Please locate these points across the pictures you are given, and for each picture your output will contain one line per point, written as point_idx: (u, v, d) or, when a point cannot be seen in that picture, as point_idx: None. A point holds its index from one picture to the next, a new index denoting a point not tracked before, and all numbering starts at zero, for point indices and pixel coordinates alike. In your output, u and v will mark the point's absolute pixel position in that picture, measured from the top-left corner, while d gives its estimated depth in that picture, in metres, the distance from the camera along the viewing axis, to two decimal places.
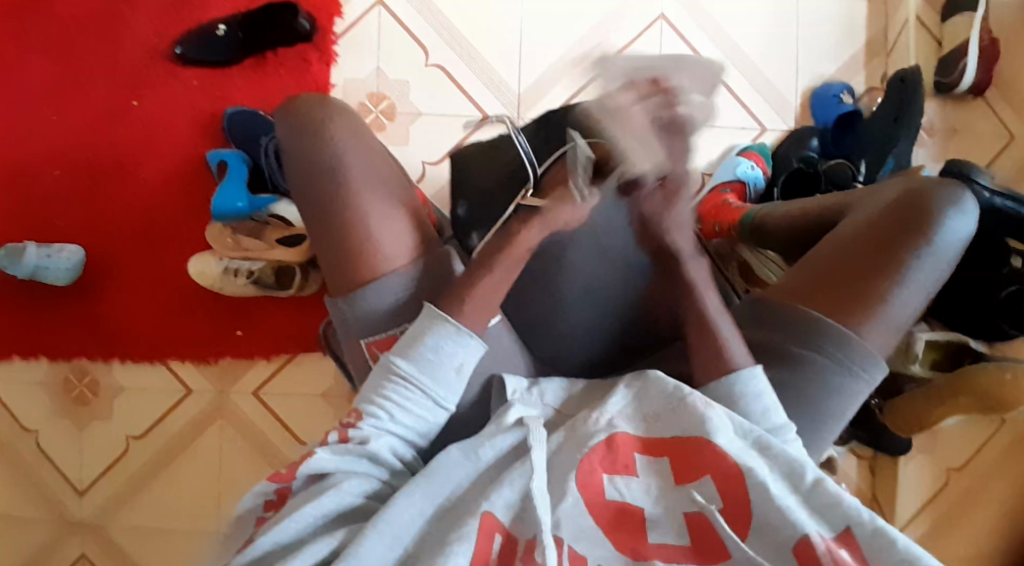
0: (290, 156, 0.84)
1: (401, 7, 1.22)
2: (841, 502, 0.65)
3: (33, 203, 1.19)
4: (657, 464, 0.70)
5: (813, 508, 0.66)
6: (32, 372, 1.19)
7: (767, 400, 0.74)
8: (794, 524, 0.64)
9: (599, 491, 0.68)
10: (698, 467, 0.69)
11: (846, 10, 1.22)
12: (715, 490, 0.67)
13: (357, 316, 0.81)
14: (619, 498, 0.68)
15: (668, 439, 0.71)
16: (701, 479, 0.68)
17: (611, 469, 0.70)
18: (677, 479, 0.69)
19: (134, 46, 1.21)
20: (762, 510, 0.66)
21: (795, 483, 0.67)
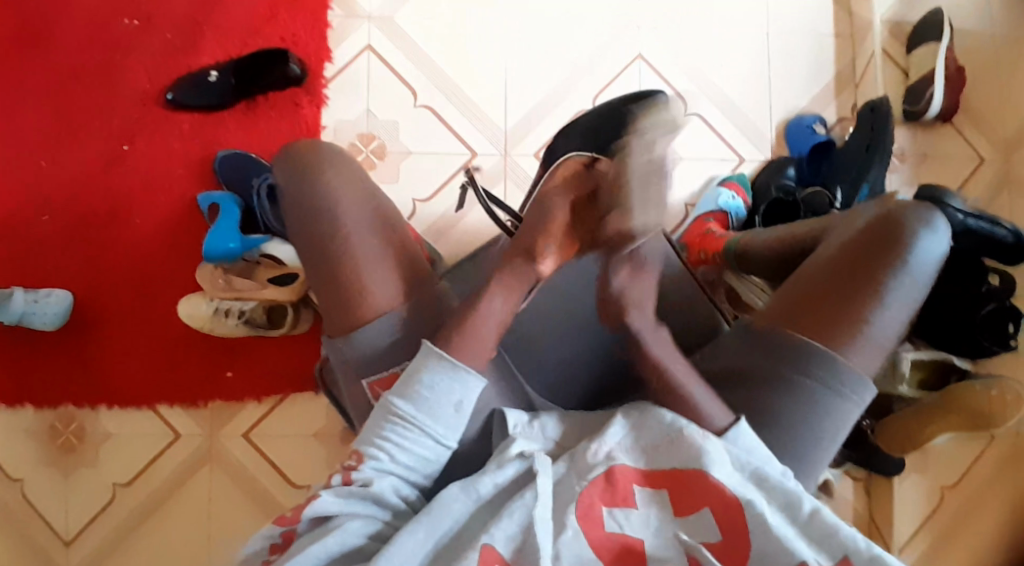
0: (291, 200, 0.87)
1: (388, 50, 1.25)
2: (837, 533, 0.68)
3: (19, 249, 1.19)
4: (654, 496, 0.71)
5: (810, 538, 0.69)
6: (17, 419, 1.16)
7: (757, 450, 0.76)
8: (793, 551, 0.66)
9: (599, 527, 0.69)
10: (696, 499, 0.70)
11: (817, 45, 1.27)
12: (714, 523, 0.69)
13: (358, 357, 0.83)
14: (618, 530, 0.69)
15: (665, 472, 0.73)
16: (700, 512, 0.70)
17: (610, 502, 0.71)
18: (676, 512, 0.70)
19: (124, 92, 1.23)
20: (761, 541, 0.67)
21: (793, 515, 0.69)
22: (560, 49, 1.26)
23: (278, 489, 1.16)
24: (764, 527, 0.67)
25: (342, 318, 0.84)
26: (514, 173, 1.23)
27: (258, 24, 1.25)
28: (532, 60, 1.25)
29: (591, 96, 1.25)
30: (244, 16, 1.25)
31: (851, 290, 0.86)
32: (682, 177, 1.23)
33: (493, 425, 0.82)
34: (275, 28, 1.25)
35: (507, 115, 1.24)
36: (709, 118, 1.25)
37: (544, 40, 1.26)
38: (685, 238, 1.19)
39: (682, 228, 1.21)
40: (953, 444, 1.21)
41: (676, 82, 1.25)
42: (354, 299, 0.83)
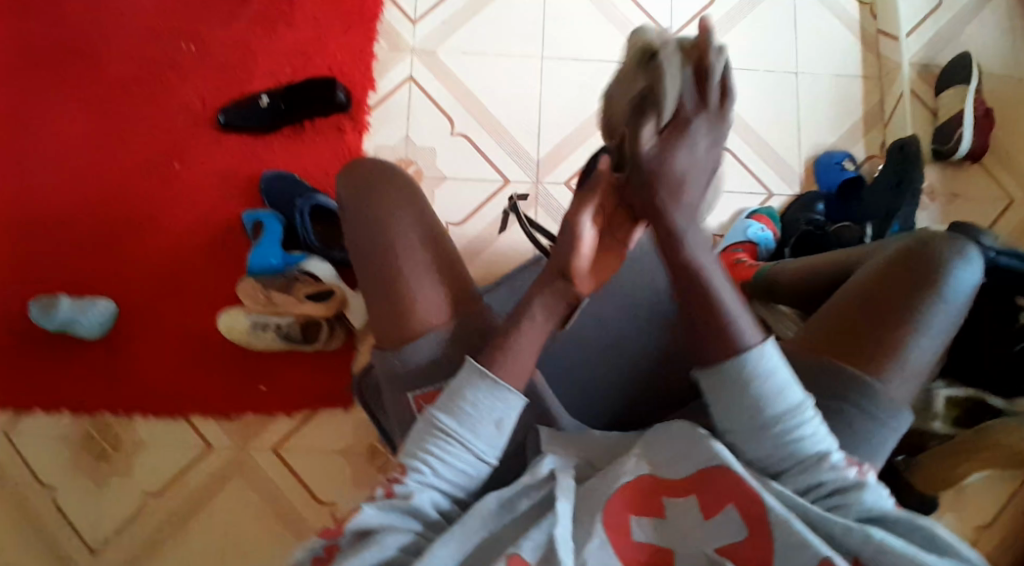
0: (349, 220, 0.93)
1: (430, 82, 1.30)
2: (850, 523, 0.68)
3: (68, 258, 1.23)
4: (684, 503, 0.72)
5: (827, 530, 0.69)
6: (53, 424, 1.19)
7: (780, 378, 0.73)
8: (813, 546, 0.66)
9: (626, 537, 0.71)
10: (722, 496, 0.71)
11: (844, 87, 1.31)
12: (741, 522, 0.69)
13: (404, 370, 0.86)
14: (644, 538, 0.71)
15: (688, 480, 0.73)
16: (725, 509, 0.70)
17: (638, 509, 0.72)
18: (706, 512, 0.71)
19: (177, 113, 1.29)
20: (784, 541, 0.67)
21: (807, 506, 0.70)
22: (594, 83, 1.30)
23: (303, 504, 1.17)
24: (784, 521, 0.68)
25: (390, 332, 0.87)
26: (547, 200, 1.26)
27: (307, 52, 1.31)
28: (567, 93, 1.30)
29: None
30: (293, 46, 1.31)
31: (887, 319, 0.86)
32: (713, 208, 1.27)
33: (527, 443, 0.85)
34: (324, 57, 1.31)
35: (541, 144, 1.28)
36: (739, 154, 1.28)
37: (580, 75, 1.31)
38: None
39: (712, 255, 1.24)
40: (984, 484, 1.19)
41: None
42: (403, 315, 0.87)
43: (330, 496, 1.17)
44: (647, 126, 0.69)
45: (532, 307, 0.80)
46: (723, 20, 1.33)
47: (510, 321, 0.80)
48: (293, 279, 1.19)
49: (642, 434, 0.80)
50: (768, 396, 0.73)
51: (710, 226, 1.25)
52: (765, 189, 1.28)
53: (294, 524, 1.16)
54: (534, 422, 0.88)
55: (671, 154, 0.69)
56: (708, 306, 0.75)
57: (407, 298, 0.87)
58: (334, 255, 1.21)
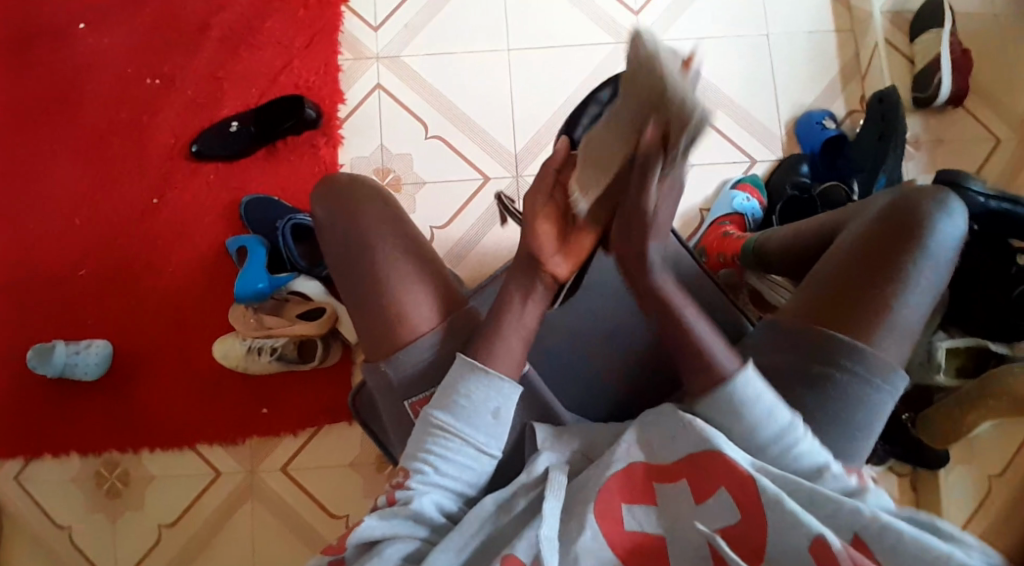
0: (327, 237, 0.91)
1: (398, 87, 1.29)
2: (848, 509, 0.66)
3: (60, 304, 1.24)
4: (674, 488, 0.71)
5: (827, 512, 0.67)
6: (63, 468, 1.20)
7: (768, 401, 0.72)
8: (806, 525, 0.64)
9: (619, 526, 0.70)
10: (712, 480, 0.69)
11: (818, 42, 1.27)
12: (733, 503, 0.68)
13: (398, 379, 0.85)
14: (638, 528, 0.70)
15: (680, 463, 0.72)
16: (717, 491, 0.69)
17: (630, 498, 0.71)
18: (697, 497, 0.69)
19: (152, 148, 1.29)
20: (779, 530, 0.65)
21: (799, 494, 0.68)
22: (562, 72, 1.28)
23: (317, 520, 1.17)
24: (776, 500, 0.66)
25: (380, 342, 0.86)
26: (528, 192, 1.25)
27: (272, 73, 1.30)
28: (536, 84, 1.28)
29: None
30: (258, 66, 1.31)
31: (874, 283, 0.84)
32: (696, 183, 1.24)
33: (525, 439, 0.83)
34: (290, 75, 1.30)
35: (515, 138, 1.27)
36: (718, 124, 1.25)
37: (548, 64, 1.29)
38: (704, 242, 1.19)
39: (699, 231, 1.21)
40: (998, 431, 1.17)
41: None
42: (389, 326, 0.86)
43: (343, 510, 1.18)
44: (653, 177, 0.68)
45: (506, 313, 0.81)
46: None
47: (493, 318, 0.81)
48: (284, 300, 1.19)
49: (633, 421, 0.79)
50: (757, 409, 0.72)
51: (695, 201, 1.23)
52: (747, 156, 1.25)
53: (310, 540, 1.16)
54: (528, 419, 0.86)
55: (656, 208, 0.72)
56: (691, 352, 0.76)
57: (393, 308, 0.86)
58: (319, 273, 1.20)
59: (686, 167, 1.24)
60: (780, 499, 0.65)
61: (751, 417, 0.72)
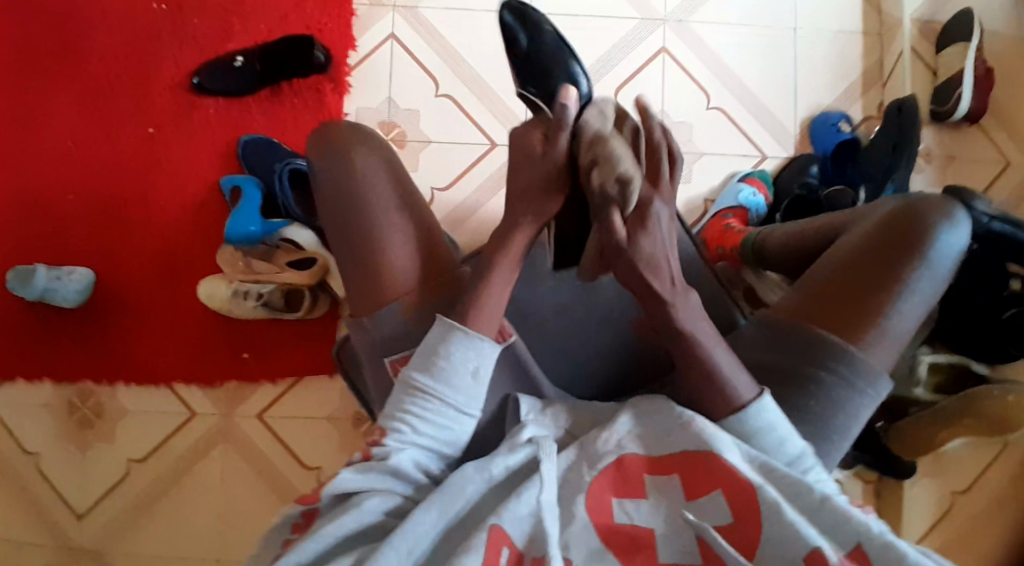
0: (320, 180, 0.90)
1: (412, 39, 1.25)
2: (850, 519, 0.67)
3: (45, 226, 1.21)
4: (665, 482, 0.72)
5: (825, 521, 0.68)
6: (35, 393, 1.18)
7: (783, 430, 0.74)
8: (804, 537, 0.66)
9: (608, 517, 0.71)
10: (710, 480, 0.70)
11: (843, 41, 1.25)
12: (727, 504, 0.69)
13: (380, 337, 0.85)
14: (628, 522, 0.71)
15: (670, 458, 0.73)
16: (712, 492, 0.70)
17: (620, 493, 0.72)
18: (688, 495, 0.71)
19: (151, 75, 1.24)
20: (775, 536, 0.67)
21: (803, 502, 0.69)
22: (587, 39, 1.24)
23: (289, 470, 1.17)
24: (776, 508, 0.67)
25: (368, 299, 0.86)
26: None
27: (283, 10, 1.26)
28: None
29: (613, 88, 1.22)
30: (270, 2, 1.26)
31: (871, 284, 0.84)
32: (704, 172, 1.22)
33: (506, 409, 0.83)
34: (301, 14, 1.25)
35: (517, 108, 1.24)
36: (732, 114, 1.23)
37: (571, 29, 1.24)
38: (705, 234, 1.18)
39: (702, 221, 1.20)
40: (969, 449, 1.19)
41: (697, 75, 1.24)
42: (378, 281, 0.86)
43: (315, 462, 1.17)
44: (614, 215, 0.69)
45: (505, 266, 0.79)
46: None
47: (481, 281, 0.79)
48: (274, 247, 1.17)
49: (628, 400, 0.80)
50: (770, 438, 0.74)
51: (700, 190, 1.21)
52: (759, 150, 1.23)
53: (279, 487, 1.16)
54: (511, 390, 0.86)
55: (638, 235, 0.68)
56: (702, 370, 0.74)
57: (382, 260, 0.86)
58: (314, 222, 1.17)
59: (695, 155, 1.22)
60: (779, 507, 0.67)
61: (762, 443, 0.74)
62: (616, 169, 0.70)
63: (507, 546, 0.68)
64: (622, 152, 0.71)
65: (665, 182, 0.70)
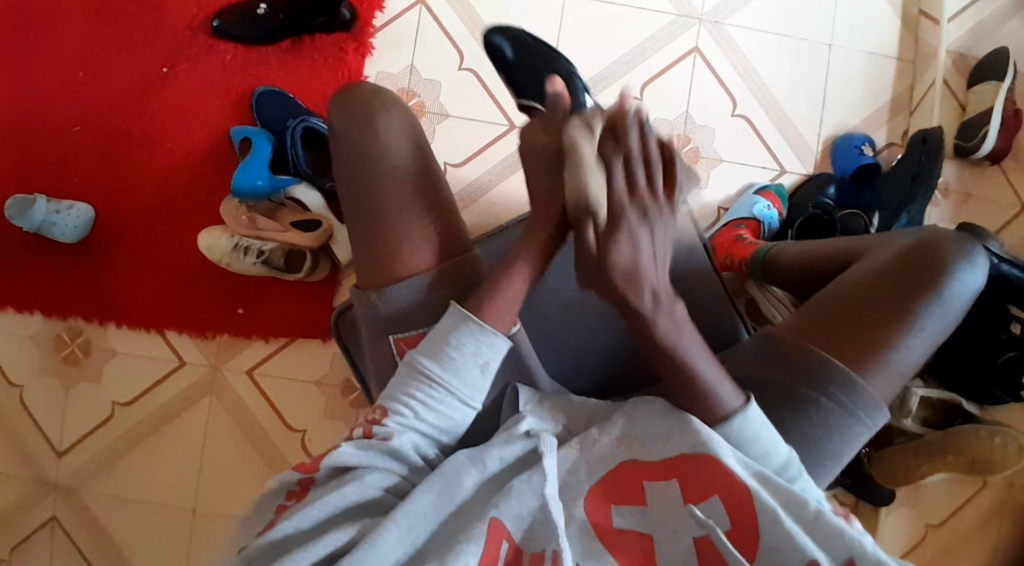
0: (339, 141, 0.88)
1: (441, 8, 1.21)
2: (843, 534, 0.68)
3: (48, 155, 1.18)
4: (664, 488, 0.72)
5: (818, 533, 0.69)
6: (25, 325, 1.17)
7: (767, 439, 0.74)
8: (802, 548, 0.66)
9: (608, 519, 0.72)
10: (708, 487, 0.71)
11: (876, 63, 1.23)
12: (724, 512, 0.70)
13: (386, 313, 0.84)
14: (626, 525, 0.71)
15: (670, 462, 0.73)
16: (709, 499, 0.70)
17: (619, 500, 0.73)
18: (688, 498, 0.71)
19: (169, 13, 1.20)
20: (772, 536, 0.68)
21: (798, 513, 0.69)
22: (620, 29, 1.21)
23: (276, 433, 1.16)
24: (773, 516, 0.68)
25: (378, 275, 0.85)
26: None
27: None
28: (588, 36, 1.21)
29: (638, 84, 1.20)
30: None
31: (882, 317, 0.84)
32: (720, 180, 1.21)
33: (505, 397, 0.84)
34: None
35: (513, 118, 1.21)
36: (756, 124, 1.21)
37: (603, 20, 1.21)
38: (713, 242, 1.17)
39: (714, 228, 1.19)
40: (947, 485, 1.21)
41: (726, 80, 1.22)
42: (387, 259, 0.85)
43: (302, 425, 1.17)
44: (587, 230, 0.67)
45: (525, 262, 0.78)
46: None
47: (499, 276, 0.79)
48: (279, 205, 1.15)
49: (624, 403, 0.79)
50: (757, 447, 0.74)
51: (715, 197, 1.20)
52: (779, 164, 1.22)
53: (264, 448, 1.16)
54: (512, 379, 0.85)
55: (610, 245, 0.67)
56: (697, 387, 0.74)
57: (397, 238, 0.85)
58: (322, 184, 1.16)
59: (714, 161, 1.21)
60: (777, 516, 0.68)
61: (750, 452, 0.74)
62: (586, 188, 0.67)
63: (506, 539, 0.69)
64: (592, 172, 0.67)
65: (642, 195, 0.67)
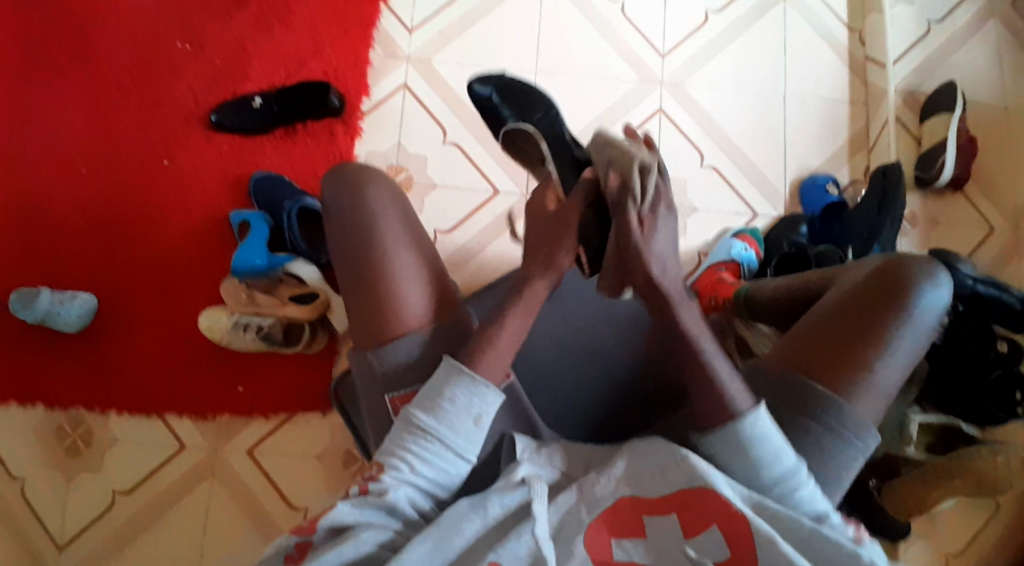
0: (333, 212, 0.93)
1: (424, 90, 1.30)
2: (843, 550, 0.69)
3: (53, 249, 1.22)
4: (664, 521, 0.73)
5: (822, 551, 0.69)
6: (28, 417, 1.18)
7: (775, 442, 0.74)
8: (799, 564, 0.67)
9: (607, 555, 0.72)
10: (705, 517, 0.71)
11: (832, 109, 1.31)
12: (722, 539, 0.70)
13: (381, 370, 0.87)
14: (627, 560, 0.72)
15: (670, 497, 0.74)
16: (708, 529, 0.71)
17: (618, 533, 0.73)
18: (688, 532, 0.72)
19: (169, 111, 1.28)
20: (767, 555, 0.68)
21: (795, 536, 0.70)
22: (590, 100, 1.30)
23: (277, 511, 1.15)
24: (770, 541, 0.68)
25: (375, 332, 0.87)
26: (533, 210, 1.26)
27: (303, 55, 1.31)
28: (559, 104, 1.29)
29: None
30: (292, 47, 1.31)
31: (859, 340, 0.86)
32: (697, 226, 1.26)
33: (502, 449, 0.83)
34: (319, 61, 1.31)
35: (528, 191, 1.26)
36: (723, 172, 1.28)
37: (573, 89, 1.30)
38: (698, 285, 1.21)
39: (697, 272, 1.23)
40: (961, 511, 1.19)
41: (693, 136, 1.29)
42: (385, 318, 0.87)
43: (303, 503, 1.16)
44: (631, 210, 0.72)
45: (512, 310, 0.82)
46: (716, 38, 1.33)
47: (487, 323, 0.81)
48: (277, 281, 1.19)
49: (623, 445, 0.80)
50: (765, 449, 0.73)
51: (694, 244, 1.25)
52: (750, 209, 1.27)
53: (265, 528, 1.14)
54: (507, 429, 0.86)
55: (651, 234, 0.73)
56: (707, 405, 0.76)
57: (393, 295, 0.87)
58: (319, 258, 1.21)
59: (689, 211, 1.27)
60: (774, 540, 0.68)
61: (759, 456, 0.74)
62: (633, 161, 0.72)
63: None
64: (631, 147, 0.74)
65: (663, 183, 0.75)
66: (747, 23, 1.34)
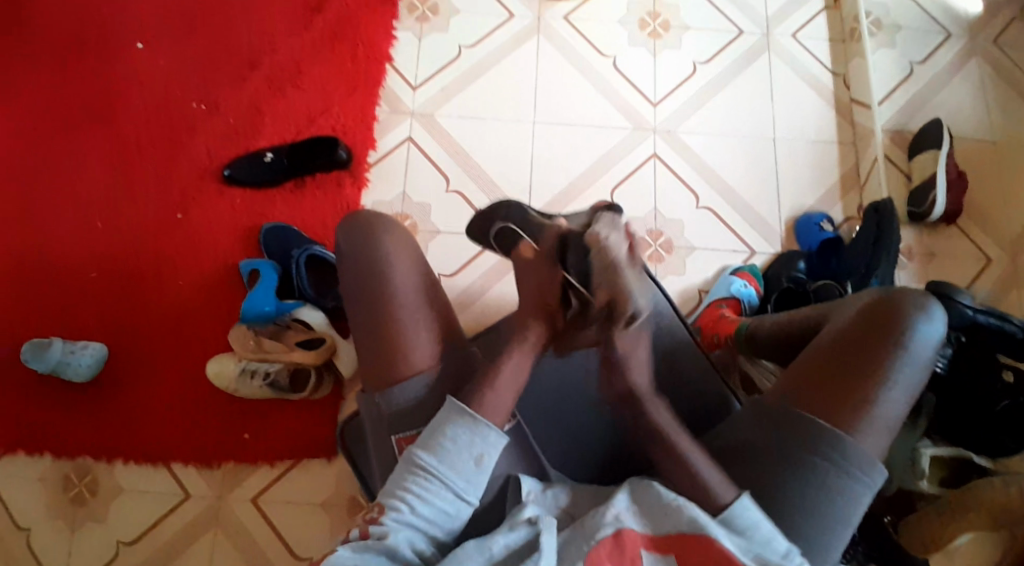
0: (344, 257, 0.95)
1: (427, 141, 1.35)
2: None
3: (67, 300, 1.25)
4: (667, 557, 0.70)
5: None
6: (35, 467, 1.18)
7: (766, 527, 0.74)
8: None
9: None
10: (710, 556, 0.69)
11: (824, 151, 1.35)
12: None
13: (387, 412, 0.87)
14: None
15: (674, 535, 0.71)
16: None
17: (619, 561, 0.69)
18: None
19: (183, 168, 1.33)
20: None
21: None
22: (586, 148, 1.34)
23: (281, 560, 1.14)
24: None
25: (381, 372, 0.88)
26: None
27: (312, 112, 1.37)
28: (556, 152, 1.34)
29: (609, 188, 1.32)
30: (302, 106, 1.37)
31: (856, 371, 0.84)
32: (696, 265, 1.29)
33: (507, 491, 0.82)
34: (326, 119, 1.36)
35: None
36: (720, 212, 1.31)
37: (570, 137, 1.35)
38: (699, 323, 1.22)
39: (697, 310, 1.25)
40: None
41: (688, 179, 1.33)
42: (393, 358, 0.88)
43: (307, 553, 1.15)
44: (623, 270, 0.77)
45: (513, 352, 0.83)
46: (706, 87, 1.39)
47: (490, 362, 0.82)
48: (285, 327, 1.21)
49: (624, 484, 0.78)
50: (757, 535, 0.74)
51: (693, 280, 1.27)
52: (747, 246, 1.30)
53: None
54: (512, 471, 0.85)
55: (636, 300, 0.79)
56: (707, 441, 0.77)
57: (399, 334, 0.88)
58: (326, 304, 1.22)
59: (688, 250, 1.29)
60: None
61: (753, 535, 0.74)
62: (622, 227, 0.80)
63: None
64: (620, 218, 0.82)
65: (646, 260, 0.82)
66: (736, 72, 1.39)
